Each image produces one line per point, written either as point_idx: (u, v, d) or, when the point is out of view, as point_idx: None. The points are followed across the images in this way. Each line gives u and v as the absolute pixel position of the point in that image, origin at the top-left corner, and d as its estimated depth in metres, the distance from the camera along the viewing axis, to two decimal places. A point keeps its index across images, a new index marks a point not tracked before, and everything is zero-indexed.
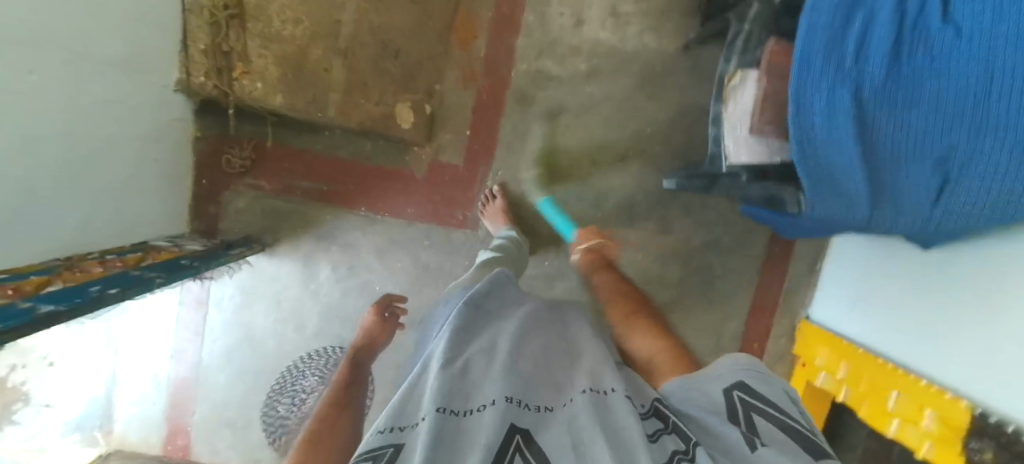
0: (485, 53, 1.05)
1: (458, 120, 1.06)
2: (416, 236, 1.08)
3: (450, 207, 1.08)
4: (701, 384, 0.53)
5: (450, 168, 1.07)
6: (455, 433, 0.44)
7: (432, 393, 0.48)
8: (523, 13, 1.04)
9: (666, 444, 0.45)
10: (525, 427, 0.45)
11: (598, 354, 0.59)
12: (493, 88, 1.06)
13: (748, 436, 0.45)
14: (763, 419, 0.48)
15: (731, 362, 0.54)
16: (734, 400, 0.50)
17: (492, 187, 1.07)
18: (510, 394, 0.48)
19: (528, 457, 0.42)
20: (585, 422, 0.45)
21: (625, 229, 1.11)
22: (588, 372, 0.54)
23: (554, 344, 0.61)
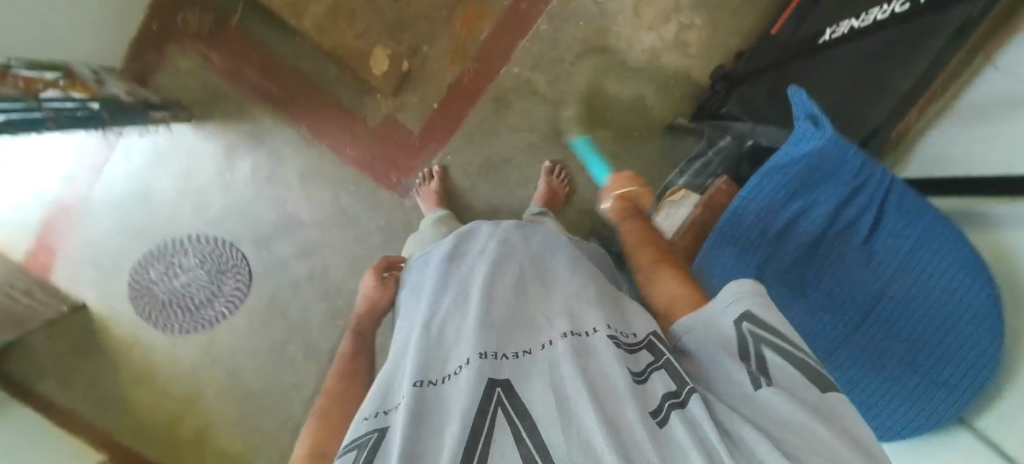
0: (485, 39, 1.01)
1: (430, 90, 1.02)
2: (346, 180, 1.06)
3: (388, 167, 1.06)
4: (703, 323, 0.45)
5: (404, 131, 1.04)
6: (435, 401, 0.42)
7: (410, 368, 0.46)
8: (540, 19, 1.01)
9: (655, 386, 0.40)
10: (506, 378, 0.42)
11: (569, 284, 0.55)
12: (478, 76, 1.03)
13: (755, 376, 0.39)
14: (773, 351, 0.40)
15: (729, 288, 0.44)
16: (741, 337, 0.42)
17: (432, 168, 1.06)
18: (485, 350, 0.45)
19: (511, 410, 0.38)
20: (560, 365, 0.42)
21: None
22: (562, 309, 0.51)
23: (524, 278, 0.57)
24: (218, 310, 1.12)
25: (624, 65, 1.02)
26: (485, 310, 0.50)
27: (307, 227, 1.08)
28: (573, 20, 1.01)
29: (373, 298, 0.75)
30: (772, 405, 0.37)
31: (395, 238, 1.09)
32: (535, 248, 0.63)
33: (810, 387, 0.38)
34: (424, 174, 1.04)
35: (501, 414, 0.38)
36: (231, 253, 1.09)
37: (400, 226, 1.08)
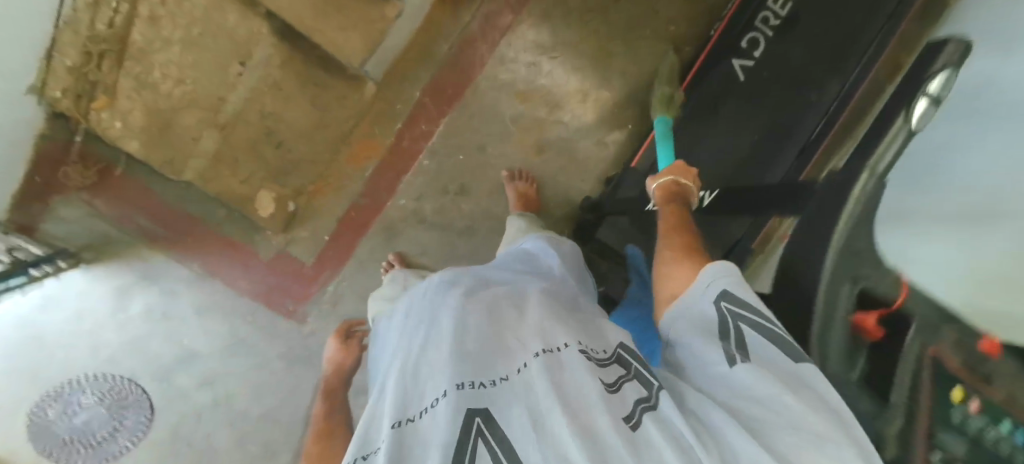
0: (366, 174, 1.08)
1: (319, 225, 1.10)
2: (243, 311, 1.11)
3: (282, 296, 1.12)
4: (682, 311, 0.46)
5: (296, 263, 1.10)
6: (419, 442, 0.40)
7: (387, 403, 0.44)
8: (420, 157, 1.08)
9: (628, 393, 0.41)
10: (487, 407, 0.40)
11: (543, 299, 0.53)
12: (363, 209, 1.09)
13: (730, 353, 0.40)
14: (749, 325, 0.41)
15: (713, 271, 0.45)
16: (720, 315, 0.43)
17: (390, 255, 1.08)
18: (462, 378, 0.42)
19: (494, 443, 0.38)
20: (534, 388, 0.40)
21: None
22: (536, 326, 0.48)
23: (497, 297, 0.54)
24: (121, 445, 1.10)
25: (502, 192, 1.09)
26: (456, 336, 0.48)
27: (209, 357, 1.12)
28: (453, 153, 1.07)
29: (338, 361, 0.77)
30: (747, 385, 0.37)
31: (296, 362, 1.15)
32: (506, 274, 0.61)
33: (784, 357, 0.38)
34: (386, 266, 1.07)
35: (482, 450, 0.38)
36: (132, 388, 1.11)
37: (301, 350, 1.14)
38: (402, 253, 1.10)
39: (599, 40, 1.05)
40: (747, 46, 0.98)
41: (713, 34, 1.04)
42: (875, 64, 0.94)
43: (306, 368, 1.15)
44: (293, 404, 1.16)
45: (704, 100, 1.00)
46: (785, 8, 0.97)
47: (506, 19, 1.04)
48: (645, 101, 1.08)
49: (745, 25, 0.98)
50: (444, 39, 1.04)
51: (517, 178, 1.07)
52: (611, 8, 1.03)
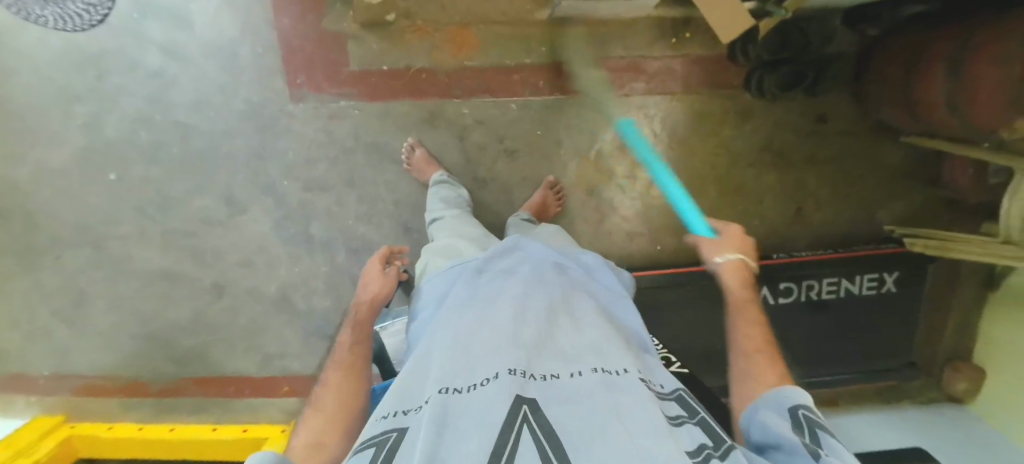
0: (466, 60, 1.02)
1: (391, 55, 1.01)
2: (259, 37, 1.01)
3: (301, 67, 1.02)
4: (764, 414, 0.51)
5: (340, 55, 1.01)
6: (466, 404, 0.43)
7: (441, 372, 0.48)
8: (513, 98, 1.04)
9: (692, 434, 0.44)
10: (532, 399, 0.43)
11: (595, 322, 0.59)
12: (431, 83, 1.03)
13: (810, 449, 0.43)
14: (827, 435, 0.45)
15: (785, 390, 0.52)
16: (795, 420, 0.48)
17: (409, 140, 1.05)
18: (515, 366, 0.47)
19: (537, 427, 0.40)
20: (586, 395, 0.44)
21: (345, 249, 1.12)
22: (589, 343, 0.54)
23: (555, 305, 0.61)
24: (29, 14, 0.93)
25: (534, 188, 1.08)
26: (510, 331, 0.54)
27: (192, 38, 1.02)
28: (536, 123, 1.06)
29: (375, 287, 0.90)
30: None
31: (251, 120, 1.05)
32: (563, 284, 0.67)
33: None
34: (404, 149, 1.05)
35: (528, 432, 0.39)
36: None
37: (264, 115, 1.05)
38: (421, 142, 1.06)
39: (707, 175, 1.09)
40: (780, 288, 1.07)
41: (772, 258, 1.09)
42: (830, 378, 1.13)
43: (253, 132, 1.06)
44: (211, 143, 1.07)
45: None
46: (828, 294, 1.07)
47: (675, 87, 1.05)
48: (686, 245, 1.12)
49: (796, 275, 1.06)
50: (628, 47, 1.02)
51: (553, 190, 1.07)
52: (736, 166, 1.08)
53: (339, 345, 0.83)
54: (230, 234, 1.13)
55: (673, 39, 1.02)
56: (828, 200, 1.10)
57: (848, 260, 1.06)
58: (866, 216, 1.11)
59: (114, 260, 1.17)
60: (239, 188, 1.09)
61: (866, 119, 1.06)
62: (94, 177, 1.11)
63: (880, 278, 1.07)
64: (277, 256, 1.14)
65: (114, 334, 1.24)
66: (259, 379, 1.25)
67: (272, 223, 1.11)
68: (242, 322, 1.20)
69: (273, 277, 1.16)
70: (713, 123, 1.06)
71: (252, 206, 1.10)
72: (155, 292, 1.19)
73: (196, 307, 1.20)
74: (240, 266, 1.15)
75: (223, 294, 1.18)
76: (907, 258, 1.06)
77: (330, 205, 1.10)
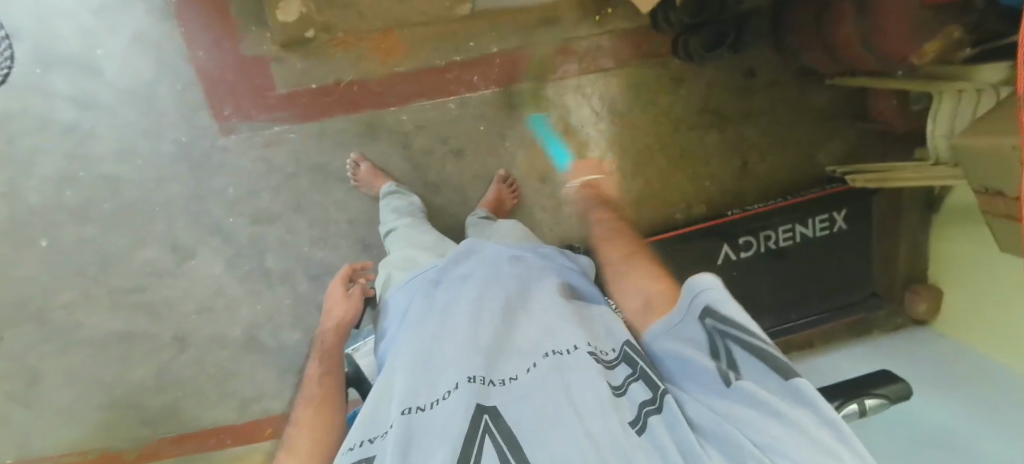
0: (396, 67, 1.00)
1: (318, 72, 0.99)
2: (177, 75, 0.97)
3: (227, 99, 0.99)
4: (681, 327, 0.48)
5: (265, 80, 0.98)
6: (431, 426, 0.44)
7: (402, 394, 0.49)
8: (450, 98, 1.03)
9: (633, 396, 0.45)
10: (494, 406, 0.44)
11: (549, 304, 0.60)
12: (364, 95, 1.01)
13: (724, 372, 0.42)
14: (736, 344, 0.42)
15: (692, 286, 0.46)
16: (706, 332, 0.44)
17: (352, 156, 1.03)
18: (473, 373, 0.48)
19: (497, 436, 0.41)
20: (543, 387, 0.45)
21: (307, 277, 1.10)
22: (544, 329, 0.55)
23: (510, 298, 0.61)
24: None
25: (486, 184, 1.08)
26: (466, 336, 0.54)
27: (106, 86, 0.97)
28: (478, 120, 1.05)
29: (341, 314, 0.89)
30: (735, 399, 0.40)
31: (183, 161, 1.01)
32: (517, 272, 0.67)
33: (778, 374, 0.39)
34: (349, 166, 1.02)
35: (489, 442, 0.40)
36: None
37: (197, 154, 1.01)
38: (365, 156, 1.03)
39: (653, 144, 1.10)
40: (740, 243, 1.09)
41: (727, 215, 1.11)
42: (801, 321, 1.17)
43: (188, 173, 1.02)
44: (146, 192, 1.02)
45: (683, 255, 1.08)
46: (785, 241, 1.10)
47: (608, 64, 1.06)
48: (645, 216, 1.13)
49: (752, 228, 1.09)
50: (554, 30, 1.03)
51: (506, 183, 1.07)
52: (679, 132, 1.10)
53: (311, 381, 0.80)
54: (183, 282, 1.08)
55: (596, 16, 1.03)
56: (772, 150, 1.13)
57: (797, 206, 1.10)
58: (808, 160, 1.15)
59: (62, 330, 1.11)
60: (182, 233, 1.05)
61: (791, 67, 1.09)
62: (22, 247, 1.05)
63: (830, 218, 1.11)
64: (236, 296, 1.10)
65: (74, 407, 1.17)
66: (240, 426, 1.20)
67: (225, 264, 1.08)
68: (210, 370, 1.15)
69: (236, 318, 1.12)
70: (651, 93, 1.08)
71: (201, 249, 1.06)
72: (113, 356, 1.13)
73: (160, 363, 1.15)
74: (199, 313, 1.11)
75: (186, 345, 1.13)
76: (852, 194, 1.10)
77: (283, 235, 1.07)
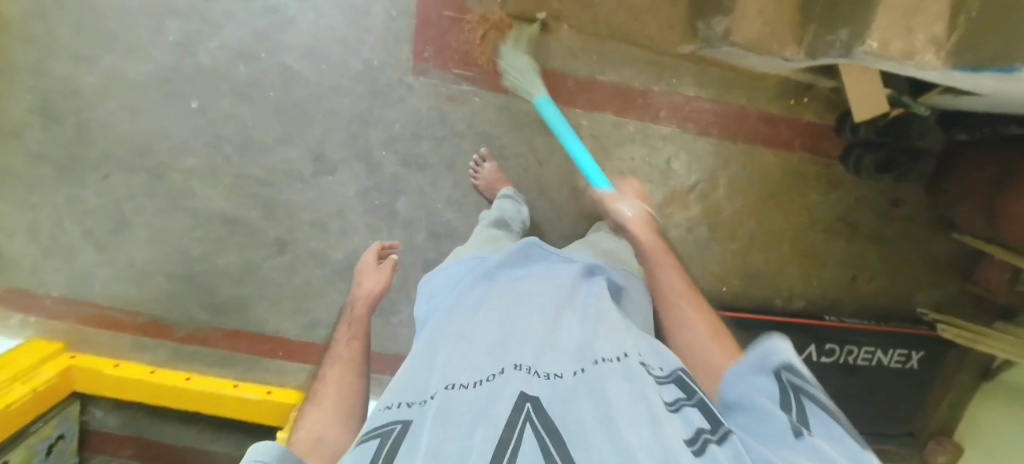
0: (598, 74, 1.03)
1: (528, 52, 1.01)
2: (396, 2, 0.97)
3: (432, 42, 0.99)
4: (747, 377, 0.45)
5: (477, 38, 1.00)
6: (471, 400, 0.39)
7: (446, 373, 0.46)
8: (633, 120, 1.06)
9: (690, 419, 0.38)
10: (537, 396, 0.39)
11: (606, 313, 0.56)
12: (557, 88, 1.03)
13: (796, 425, 0.37)
14: (813, 406, 0.40)
15: (774, 344, 0.45)
16: (779, 387, 0.42)
17: (481, 154, 1.04)
18: (522, 363, 0.44)
19: (540, 426, 0.35)
20: (587, 389, 0.40)
21: (427, 231, 1.10)
22: (594, 335, 0.51)
23: (567, 302, 0.58)
24: None
25: None
26: (514, 327, 0.52)
27: None
28: (644, 149, 1.08)
29: (372, 284, 0.88)
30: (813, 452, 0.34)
31: (364, 82, 1.01)
32: (574, 280, 0.64)
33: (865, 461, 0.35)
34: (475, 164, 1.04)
35: (530, 431, 0.35)
36: None
37: (379, 81, 1.01)
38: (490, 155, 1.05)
39: (784, 231, 1.15)
40: (825, 348, 1.15)
41: (823, 319, 1.17)
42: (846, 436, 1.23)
43: (363, 95, 1.01)
44: (314, 96, 1.01)
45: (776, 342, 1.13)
46: (862, 360, 1.17)
47: (779, 145, 1.10)
48: (748, 291, 1.18)
49: (842, 339, 1.15)
50: (749, 98, 1.07)
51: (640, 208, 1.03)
52: (810, 228, 1.15)
53: (339, 342, 0.78)
54: (309, 192, 1.08)
55: (791, 100, 1.08)
56: (878, 275, 1.20)
57: (887, 334, 1.16)
58: (906, 296, 1.22)
59: (169, 192, 1.08)
60: (332, 145, 1.04)
61: (929, 210, 1.17)
62: (169, 101, 1.02)
63: (907, 354, 1.18)
64: (353, 223, 1.10)
65: (141, 270, 1.13)
66: (299, 344, 1.19)
67: (357, 190, 1.07)
68: (295, 282, 1.14)
69: (343, 244, 1.11)
70: (802, 186, 1.13)
71: (340, 169, 1.06)
72: (205, 235, 1.10)
73: (248, 258, 1.12)
74: (309, 226, 1.10)
75: (282, 250, 1.12)
76: (935, 340, 1.17)
77: (424, 186, 1.07)
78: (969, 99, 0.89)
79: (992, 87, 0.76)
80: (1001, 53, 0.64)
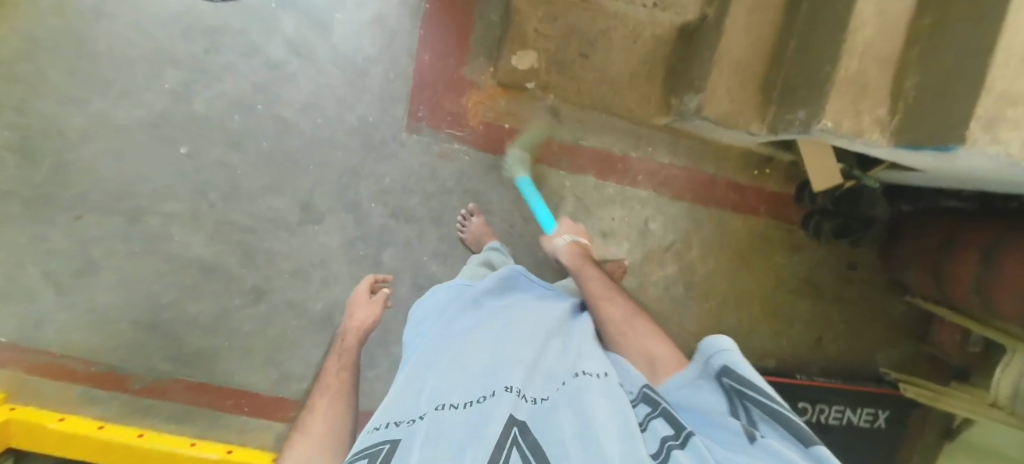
0: (581, 139, 1.10)
1: (517, 116, 1.08)
2: (395, 65, 1.04)
3: (427, 103, 1.05)
4: (694, 385, 0.50)
5: (470, 101, 1.06)
6: (462, 424, 0.40)
7: (433, 393, 0.47)
8: (612, 182, 1.12)
9: (655, 431, 0.42)
10: (524, 420, 0.41)
11: (584, 336, 0.59)
12: (543, 149, 1.09)
13: (747, 430, 0.42)
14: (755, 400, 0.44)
15: (715, 344, 0.49)
16: (724, 391, 0.47)
17: (470, 209, 1.07)
18: (509, 384, 0.46)
19: (527, 450, 0.38)
20: (569, 408, 0.42)
21: (410, 283, 1.09)
22: (574, 356, 0.53)
23: (545, 324, 0.60)
24: None
25: None
26: (499, 351, 0.53)
27: (326, 45, 1.02)
28: (623, 209, 1.14)
29: (362, 317, 0.89)
30: (763, 455, 0.39)
31: (358, 137, 1.04)
32: (552, 307, 0.67)
33: (802, 442, 0.39)
34: (461, 218, 1.06)
35: (518, 454, 0.37)
36: None
37: (373, 136, 1.04)
38: (477, 210, 1.07)
39: (754, 289, 1.21)
40: (798, 407, 1.18)
41: (795, 377, 1.20)
42: None
43: (357, 148, 1.04)
44: (307, 147, 1.04)
45: None
46: (832, 419, 1.19)
47: (745, 209, 1.19)
48: None
49: (814, 398, 1.17)
50: (718, 168, 1.17)
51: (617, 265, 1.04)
52: (777, 288, 1.22)
53: (327, 372, 0.81)
54: (292, 240, 1.06)
55: (755, 171, 1.18)
56: (842, 335, 1.26)
57: (853, 393, 1.20)
58: (868, 356, 1.28)
59: (143, 236, 1.04)
60: (321, 195, 1.05)
61: (884, 275, 1.26)
62: (158, 146, 1.02)
63: (873, 413, 1.22)
64: (335, 273, 1.08)
65: (100, 318, 1.06)
66: (268, 398, 1.12)
67: (342, 240, 1.07)
68: (269, 332, 1.09)
69: (322, 294, 1.09)
70: (768, 248, 1.21)
71: (327, 218, 1.06)
72: (177, 282, 1.06)
73: (220, 307, 1.07)
74: (289, 274, 1.08)
75: (257, 299, 1.08)
76: (899, 400, 1.22)
77: (410, 237, 1.08)
78: (912, 175, 1.00)
79: (934, 163, 0.86)
80: (943, 128, 0.74)
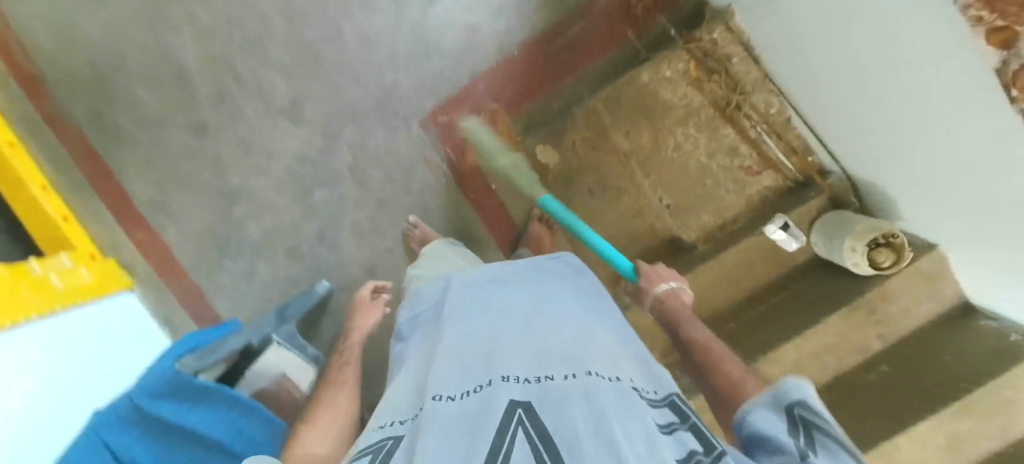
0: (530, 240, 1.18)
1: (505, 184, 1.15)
2: (454, 73, 1.10)
3: (450, 118, 1.13)
4: (758, 412, 0.46)
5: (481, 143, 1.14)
6: (459, 413, 0.40)
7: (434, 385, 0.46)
8: None
9: (685, 442, 0.39)
10: (529, 403, 0.40)
11: (602, 337, 0.55)
12: (499, 221, 1.17)
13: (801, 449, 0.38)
14: (824, 433, 0.40)
15: (791, 381, 0.46)
16: (790, 420, 0.43)
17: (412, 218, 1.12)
18: (510, 374, 0.45)
19: (530, 431, 0.36)
20: (577, 395, 0.40)
21: (317, 226, 1.13)
22: (584, 349, 0.50)
23: (560, 317, 0.57)
24: None
25: None
26: (504, 339, 0.52)
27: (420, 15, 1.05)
28: None
29: (365, 318, 0.97)
30: None
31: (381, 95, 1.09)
32: (566, 297, 0.64)
33: None
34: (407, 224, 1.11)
35: (521, 435, 0.36)
36: None
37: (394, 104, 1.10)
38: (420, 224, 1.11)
39: None
40: None
41: None
42: None
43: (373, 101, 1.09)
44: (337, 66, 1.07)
45: None
46: None
47: None
48: None
49: None
50: None
51: None
52: None
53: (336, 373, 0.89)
54: (262, 117, 1.08)
55: None
56: None
57: None
58: None
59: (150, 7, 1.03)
60: (315, 107, 1.09)
61: None
62: None
63: None
64: (270, 169, 1.10)
65: (57, 32, 1.02)
66: (128, 207, 1.09)
67: (298, 152, 1.09)
68: (180, 165, 1.08)
69: (246, 174, 1.09)
70: None
71: (301, 127, 1.09)
72: (142, 63, 1.04)
73: (159, 112, 1.06)
74: (237, 138, 1.08)
75: (195, 132, 1.07)
76: None
77: (349, 196, 1.12)
78: None
79: None
80: None
